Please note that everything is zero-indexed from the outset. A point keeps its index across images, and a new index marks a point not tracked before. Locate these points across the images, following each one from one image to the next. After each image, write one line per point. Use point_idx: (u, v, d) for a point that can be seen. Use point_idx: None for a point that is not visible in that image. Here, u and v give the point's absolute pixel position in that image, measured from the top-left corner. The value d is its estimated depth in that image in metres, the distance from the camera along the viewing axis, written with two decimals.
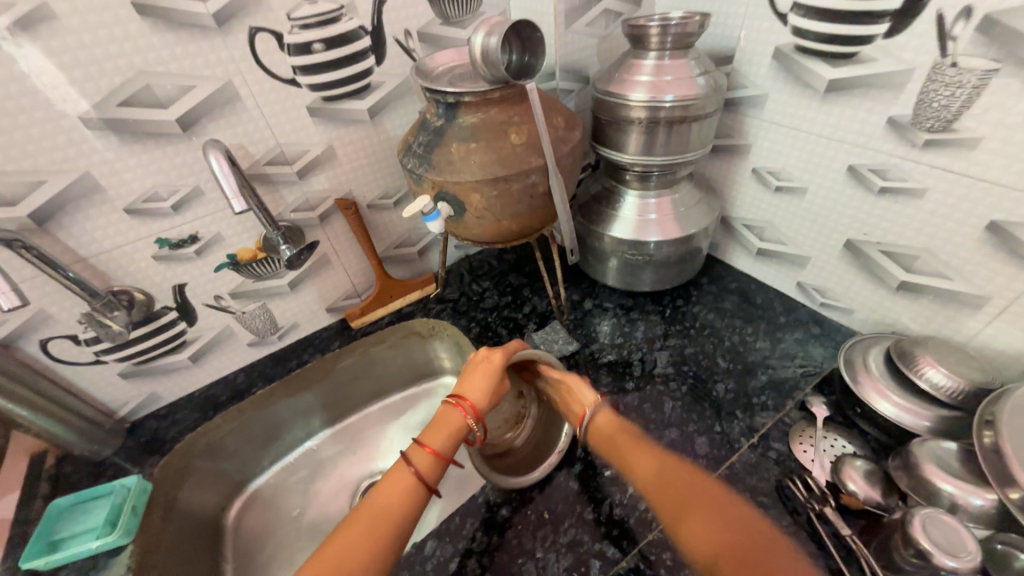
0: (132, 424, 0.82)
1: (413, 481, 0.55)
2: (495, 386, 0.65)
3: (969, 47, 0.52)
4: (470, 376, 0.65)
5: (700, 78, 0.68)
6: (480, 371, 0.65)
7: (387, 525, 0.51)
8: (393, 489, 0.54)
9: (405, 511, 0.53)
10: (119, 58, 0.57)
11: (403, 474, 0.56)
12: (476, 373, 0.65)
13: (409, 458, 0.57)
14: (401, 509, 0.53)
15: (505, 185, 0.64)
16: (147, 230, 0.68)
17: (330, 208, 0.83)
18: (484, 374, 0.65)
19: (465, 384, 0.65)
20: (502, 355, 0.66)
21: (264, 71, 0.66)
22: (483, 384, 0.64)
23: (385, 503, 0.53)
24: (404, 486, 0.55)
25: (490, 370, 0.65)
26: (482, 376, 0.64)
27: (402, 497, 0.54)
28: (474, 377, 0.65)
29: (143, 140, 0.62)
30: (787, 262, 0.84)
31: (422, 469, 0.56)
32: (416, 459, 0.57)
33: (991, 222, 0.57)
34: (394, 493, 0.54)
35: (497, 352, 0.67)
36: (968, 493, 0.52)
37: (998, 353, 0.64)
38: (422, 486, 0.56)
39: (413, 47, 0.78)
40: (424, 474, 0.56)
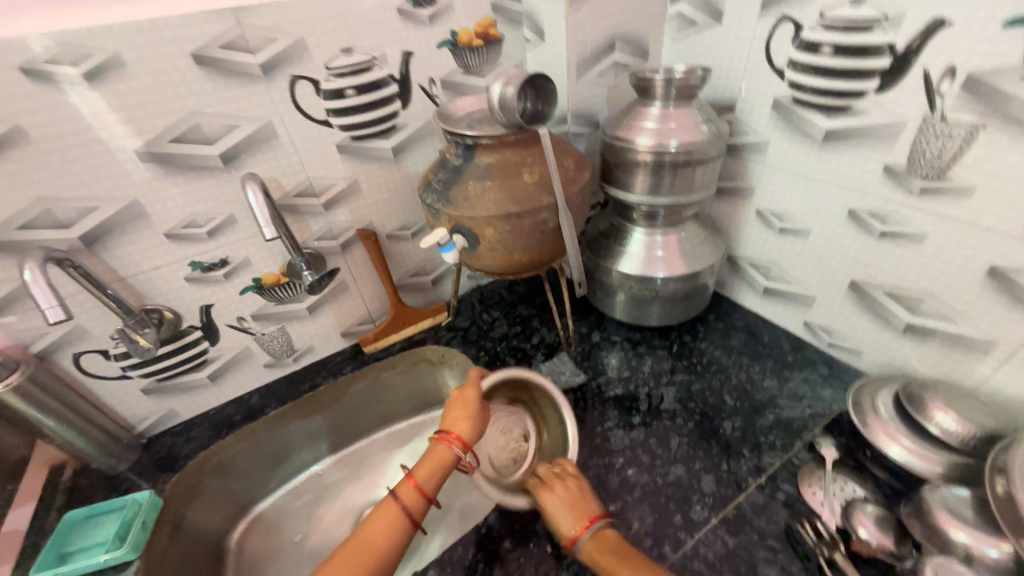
0: (149, 439, 0.85)
1: (399, 516, 0.56)
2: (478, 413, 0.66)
3: (956, 103, 0.55)
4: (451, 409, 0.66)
5: (703, 126, 0.72)
6: (461, 402, 0.66)
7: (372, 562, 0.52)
8: (378, 526, 0.55)
9: (391, 544, 0.54)
10: (175, 100, 0.64)
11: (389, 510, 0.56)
12: (456, 404, 0.66)
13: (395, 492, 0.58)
14: (387, 545, 0.54)
15: (517, 221, 0.68)
16: (183, 253, 0.73)
17: (351, 237, 0.88)
18: (464, 406, 0.66)
19: (448, 416, 0.66)
20: (477, 385, 0.68)
21: (301, 113, 0.73)
22: (466, 414, 0.65)
23: (371, 541, 0.53)
24: (392, 520, 0.55)
25: (469, 399, 0.67)
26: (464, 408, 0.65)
27: (390, 532, 0.54)
28: (456, 409, 0.66)
29: (189, 172, 0.68)
30: (793, 301, 0.85)
31: (410, 504, 0.57)
32: (403, 494, 0.57)
33: (991, 267, 0.59)
34: (381, 529, 0.55)
35: (473, 384, 0.68)
36: (982, 543, 0.51)
37: (1012, 399, 0.63)
38: (408, 518, 0.56)
39: (436, 93, 0.85)
40: (412, 507, 0.57)
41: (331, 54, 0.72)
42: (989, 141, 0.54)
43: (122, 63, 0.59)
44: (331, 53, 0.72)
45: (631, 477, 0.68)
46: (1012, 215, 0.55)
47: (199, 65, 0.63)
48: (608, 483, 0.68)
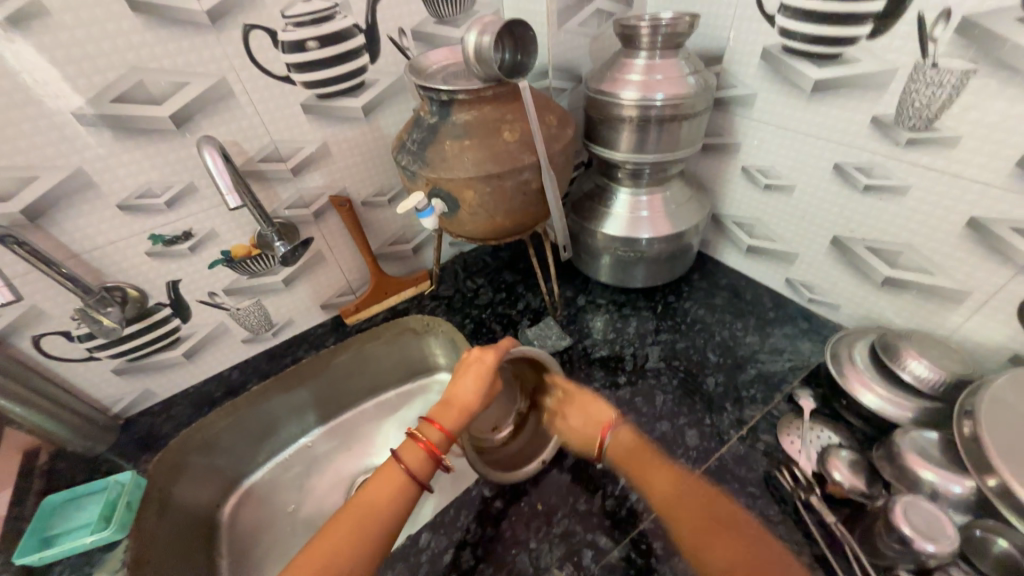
0: (126, 420, 0.82)
1: (404, 480, 0.55)
2: (489, 384, 0.63)
3: (949, 47, 0.53)
4: (462, 377, 0.63)
5: (690, 77, 0.69)
6: (472, 372, 0.63)
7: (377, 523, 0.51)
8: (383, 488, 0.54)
9: (393, 509, 0.53)
10: (113, 54, 0.57)
11: (393, 470, 0.55)
12: (468, 374, 0.63)
13: (399, 455, 0.56)
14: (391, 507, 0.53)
15: (499, 182, 0.65)
16: (141, 226, 0.68)
17: (325, 205, 0.83)
18: (475, 376, 0.62)
19: (455, 384, 0.63)
20: (495, 355, 0.63)
21: (259, 68, 0.67)
22: (476, 383, 0.62)
23: (373, 501, 0.53)
24: (396, 483, 0.54)
25: (482, 370, 0.63)
26: (474, 378, 0.62)
27: (392, 496, 0.53)
28: (466, 379, 0.63)
29: (137, 136, 0.62)
30: (776, 258, 0.86)
31: (415, 470, 0.56)
32: (407, 458, 0.56)
33: (971, 218, 0.59)
34: (384, 491, 0.54)
35: (490, 351, 0.63)
36: (948, 481, 0.54)
37: (979, 346, 0.65)
38: (413, 484, 0.55)
39: (407, 46, 0.78)
40: (416, 473, 0.55)
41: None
42: (978, 88, 0.53)
43: (45, 10, 0.52)
44: None
45: None
46: (994, 165, 0.55)
47: (136, 12, 0.56)
48: None
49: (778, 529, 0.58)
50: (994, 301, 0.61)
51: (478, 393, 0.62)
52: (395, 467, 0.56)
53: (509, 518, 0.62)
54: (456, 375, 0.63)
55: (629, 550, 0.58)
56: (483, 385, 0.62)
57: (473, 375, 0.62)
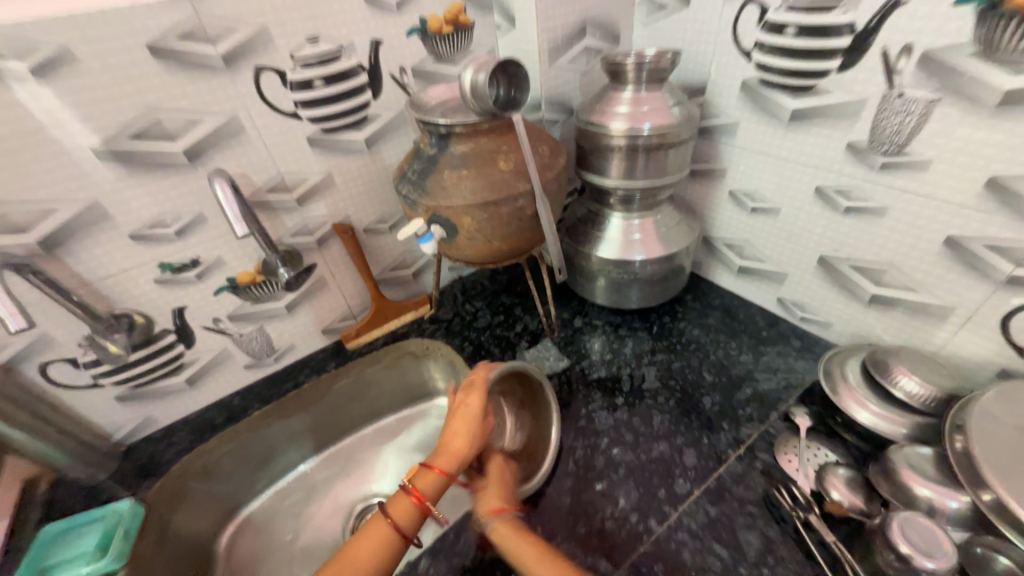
0: (127, 447, 0.83)
1: (389, 537, 0.55)
2: (481, 435, 0.64)
3: (913, 79, 0.57)
4: (450, 423, 0.64)
5: (674, 109, 0.73)
6: (461, 417, 0.64)
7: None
8: (366, 547, 0.54)
9: (380, 568, 0.52)
10: (132, 95, 0.61)
11: (379, 527, 0.55)
12: (461, 420, 0.64)
13: (390, 510, 0.57)
14: (379, 565, 0.53)
15: (495, 209, 0.68)
16: (151, 254, 0.71)
17: (328, 232, 0.86)
18: (464, 421, 0.64)
19: (448, 432, 0.64)
20: (482, 396, 0.65)
21: (268, 105, 0.71)
22: (469, 432, 0.63)
23: (360, 562, 0.52)
24: (385, 541, 0.54)
25: (472, 416, 0.64)
26: (463, 423, 0.63)
27: (380, 554, 0.53)
28: (455, 426, 0.64)
29: (152, 170, 0.66)
30: (766, 278, 0.88)
31: (405, 527, 0.56)
32: (398, 515, 0.56)
33: (948, 237, 0.61)
34: (372, 549, 0.53)
35: (477, 394, 0.65)
36: (944, 496, 0.54)
37: (968, 361, 0.66)
38: (402, 540, 0.55)
39: (407, 83, 0.83)
40: (402, 527, 0.56)
41: (296, 43, 0.70)
42: (943, 116, 0.56)
43: (72, 57, 0.56)
44: (296, 42, 0.70)
45: (617, 456, 0.70)
46: (965, 186, 0.58)
47: (156, 57, 0.61)
48: (594, 463, 0.69)
49: (780, 549, 0.58)
50: (978, 317, 0.63)
51: (470, 443, 0.63)
52: (384, 522, 0.56)
53: None
54: (451, 422, 0.64)
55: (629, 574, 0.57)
56: (474, 422, 0.63)
57: (466, 422, 0.63)
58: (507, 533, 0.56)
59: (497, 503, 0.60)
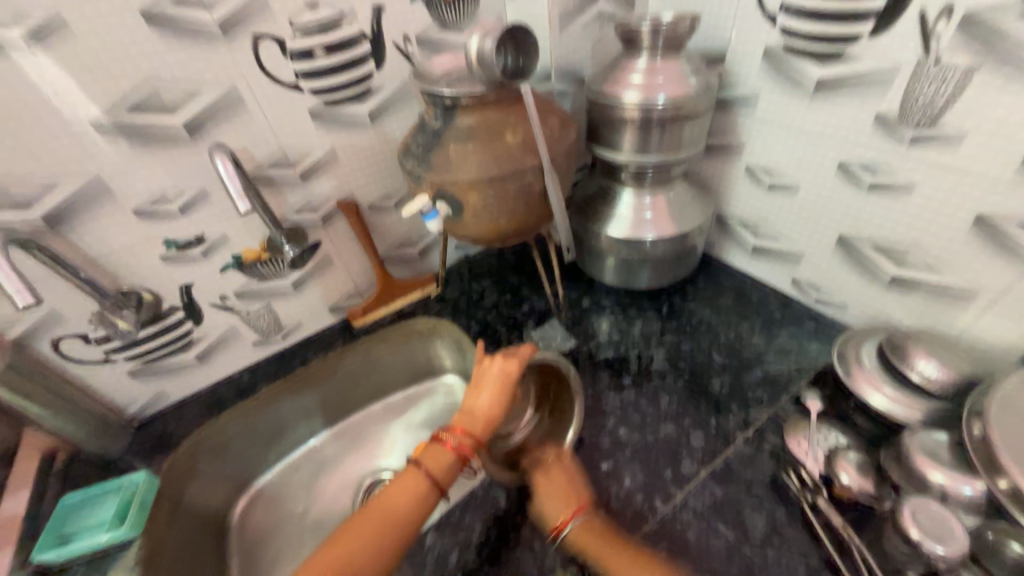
0: (141, 421, 0.84)
1: (425, 485, 0.56)
2: (509, 399, 0.63)
3: (952, 44, 0.53)
4: (483, 386, 0.63)
5: (691, 78, 0.69)
6: (494, 383, 0.63)
7: (396, 529, 0.52)
8: (403, 494, 0.55)
9: (412, 514, 0.54)
10: (128, 66, 0.59)
11: (414, 477, 0.56)
12: (488, 385, 0.63)
13: (421, 462, 0.57)
14: (411, 512, 0.54)
15: (502, 185, 0.65)
16: (155, 231, 0.70)
17: (332, 209, 0.85)
18: (497, 388, 0.63)
19: (475, 395, 0.63)
20: (518, 364, 0.64)
21: (267, 76, 0.68)
22: (498, 396, 0.62)
23: (394, 507, 0.54)
24: (418, 489, 0.55)
25: (505, 380, 0.63)
26: (495, 387, 0.63)
27: (413, 500, 0.55)
28: (487, 389, 0.63)
29: (153, 145, 0.64)
30: (781, 258, 0.85)
31: (437, 476, 0.57)
32: (428, 466, 0.57)
33: (978, 216, 0.58)
34: (406, 496, 0.55)
35: (512, 361, 0.64)
36: (957, 482, 0.53)
37: (991, 346, 0.64)
38: (435, 489, 0.56)
39: (412, 52, 0.80)
40: (437, 479, 0.57)
41: (294, 9, 0.67)
42: (983, 85, 0.52)
43: (65, 24, 0.54)
44: (295, 8, 0.67)
45: (623, 437, 0.70)
46: (999, 162, 0.54)
47: (151, 25, 0.58)
48: (600, 444, 0.69)
49: (785, 531, 0.58)
50: (1005, 300, 0.60)
51: (499, 403, 0.62)
52: (417, 473, 0.57)
53: (514, 520, 0.63)
54: (477, 385, 0.63)
55: None
56: (502, 403, 0.62)
57: (495, 387, 0.63)
58: (582, 532, 0.56)
59: (569, 501, 0.58)
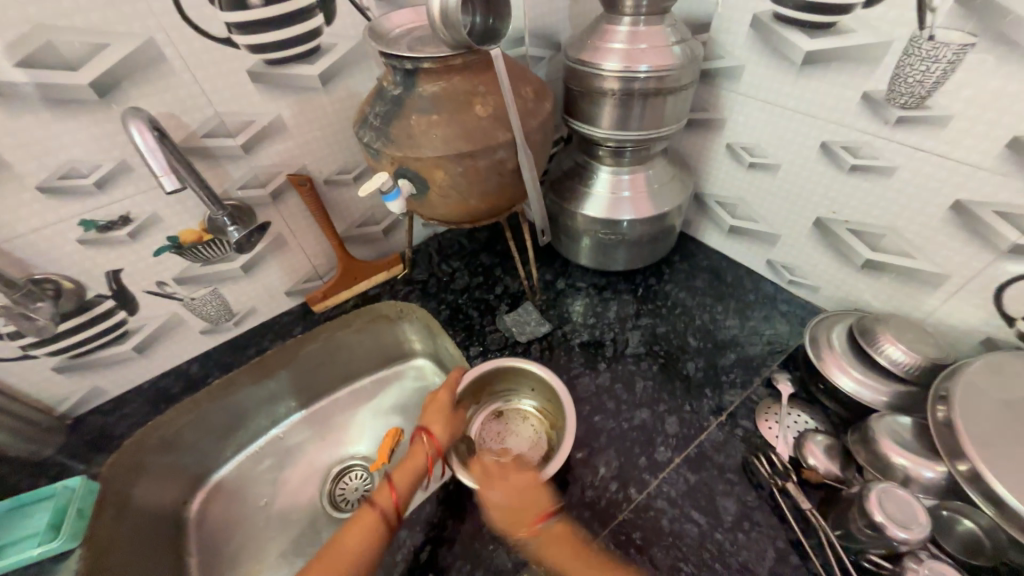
0: (76, 420, 0.76)
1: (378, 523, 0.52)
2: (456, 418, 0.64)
3: (948, 18, 0.50)
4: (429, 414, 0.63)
5: (676, 47, 0.64)
6: (434, 410, 0.63)
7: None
8: (358, 536, 0.51)
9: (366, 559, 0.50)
10: (9, 8, 0.48)
11: (368, 515, 0.52)
12: (433, 413, 0.63)
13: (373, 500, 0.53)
14: (365, 558, 0.50)
15: (471, 162, 0.59)
16: (68, 210, 0.60)
17: (282, 185, 0.76)
18: (441, 414, 0.63)
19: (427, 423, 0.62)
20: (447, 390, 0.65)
21: (193, 28, 0.58)
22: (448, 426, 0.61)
23: (350, 555, 0.49)
24: (371, 530, 0.52)
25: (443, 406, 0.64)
26: (441, 413, 0.63)
27: (370, 542, 0.51)
28: (434, 417, 0.63)
29: (53, 107, 0.54)
30: (757, 239, 0.84)
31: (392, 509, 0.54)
32: (381, 500, 0.54)
33: (956, 201, 0.58)
34: (360, 540, 0.50)
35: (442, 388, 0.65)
36: (919, 465, 0.54)
37: (954, 330, 0.65)
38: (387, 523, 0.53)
39: (367, 6, 0.70)
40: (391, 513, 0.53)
41: None
42: (975, 64, 0.50)
43: None
44: None
45: (598, 425, 0.68)
46: (984, 146, 0.53)
47: None
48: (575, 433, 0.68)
49: (755, 514, 0.59)
50: (972, 286, 0.61)
51: (447, 430, 0.62)
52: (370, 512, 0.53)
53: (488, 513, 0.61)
54: (426, 415, 0.62)
55: (607, 540, 0.58)
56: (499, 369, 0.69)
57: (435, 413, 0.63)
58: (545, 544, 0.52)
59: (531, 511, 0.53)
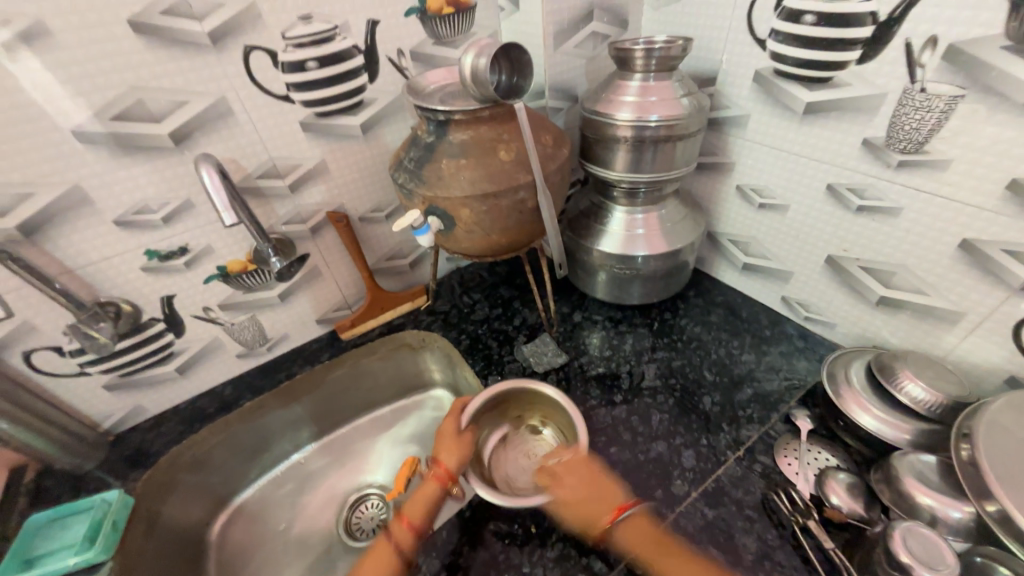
0: (117, 436, 0.81)
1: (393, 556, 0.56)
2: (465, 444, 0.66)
3: (937, 73, 0.54)
4: (442, 445, 0.65)
5: (684, 99, 0.70)
6: (447, 437, 0.66)
7: None
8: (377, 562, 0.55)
9: None
10: (113, 73, 0.58)
11: (384, 547, 0.57)
12: (443, 442, 0.65)
13: (390, 533, 0.58)
14: None
15: (494, 201, 0.65)
16: (136, 241, 0.68)
17: (322, 221, 0.84)
18: (450, 440, 0.65)
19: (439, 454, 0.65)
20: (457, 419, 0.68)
21: (257, 87, 0.67)
22: (454, 453, 0.64)
23: None
24: (386, 558, 0.56)
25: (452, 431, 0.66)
26: (450, 441, 0.65)
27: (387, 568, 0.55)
28: (444, 445, 0.65)
29: (137, 153, 0.63)
30: (771, 276, 0.86)
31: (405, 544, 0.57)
32: (396, 534, 0.58)
33: (963, 240, 0.59)
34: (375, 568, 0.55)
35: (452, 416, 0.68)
36: (947, 506, 0.53)
37: (975, 368, 0.65)
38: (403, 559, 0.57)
39: (405, 66, 0.80)
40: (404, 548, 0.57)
41: (287, 21, 0.66)
42: (966, 114, 0.54)
43: (47, 31, 0.52)
44: (288, 20, 0.66)
45: (614, 456, 0.69)
46: (984, 188, 0.55)
47: (138, 34, 0.57)
48: (591, 463, 0.68)
49: (776, 554, 0.57)
50: (989, 323, 0.61)
51: (455, 458, 0.64)
52: (386, 543, 0.57)
53: (503, 541, 0.61)
54: (436, 445, 0.65)
55: (623, 574, 0.57)
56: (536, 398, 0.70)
57: (445, 438, 0.66)
58: None
59: None
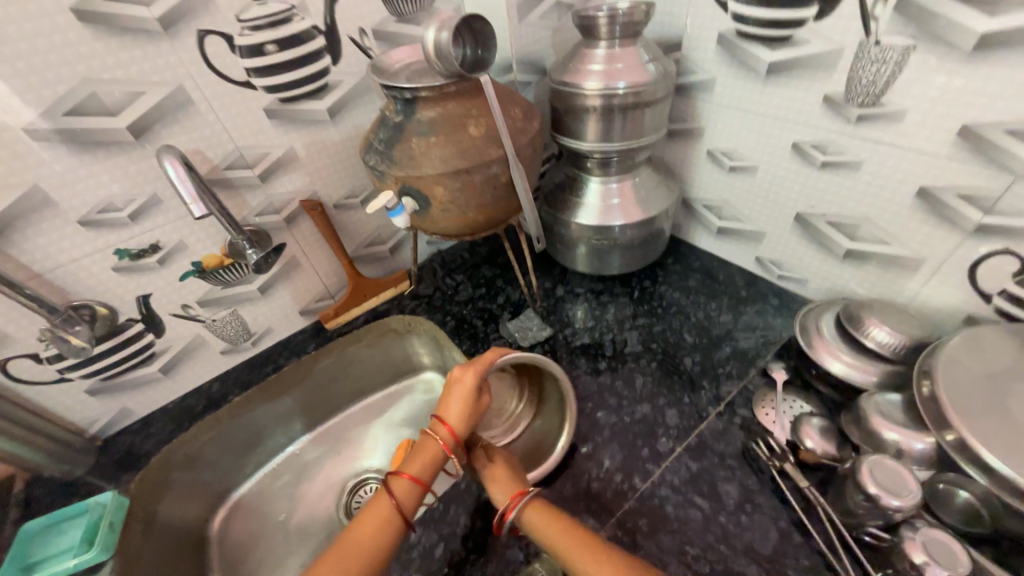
0: (105, 441, 0.81)
1: (391, 513, 0.55)
2: (475, 406, 0.63)
3: (889, 25, 0.55)
4: (449, 400, 0.62)
5: (650, 65, 0.70)
6: (456, 397, 0.62)
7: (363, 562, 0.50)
8: (370, 523, 0.54)
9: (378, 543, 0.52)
10: (61, 66, 0.55)
11: (383, 505, 0.55)
12: (453, 397, 0.62)
13: (390, 488, 0.57)
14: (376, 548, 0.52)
15: (468, 177, 0.65)
16: (105, 241, 0.66)
17: (296, 210, 0.83)
18: (460, 400, 0.62)
19: (444, 407, 0.62)
20: (473, 372, 0.63)
21: (216, 74, 0.65)
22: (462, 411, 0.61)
23: (361, 542, 0.52)
24: (384, 516, 0.54)
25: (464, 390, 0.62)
26: (460, 397, 0.62)
27: (383, 530, 0.53)
28: (453, 400, 0.62)
29: (96, 149, 0.61)
30: (745, 238, 0.88)
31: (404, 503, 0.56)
32: (397, 490, 0.56)
33: (920, 188, 0.62)
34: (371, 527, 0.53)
35: (469, 370, 0.63)
36: (911, 439, 0.56)
37: (935, 310, 0.68)
38: (401, 517, 0.55)
39: (368, 45, 0.78)
40: (404, 506, 0.56)
41: (241, 3, 0.64)
42: (919, 64, 0.55)
43: None
44: (241, 2, 0.64)
45: (602, 420, 0.71)
46: (938, 136, 0.57)
47: (83, 23, 0.55)
48: (579, 429, 0.71)
49: (757, 497, 0.60)
50: (946, 267, 0.64)
51: (463, 418, 0.62)
52: (386, 499, 0.56)
53: (500, 508, 0.63)
54: (443, 400, 0.62)
55: (616, 529, 0.59)
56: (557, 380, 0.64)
57: (457, 399, 0.62)
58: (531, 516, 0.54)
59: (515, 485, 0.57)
